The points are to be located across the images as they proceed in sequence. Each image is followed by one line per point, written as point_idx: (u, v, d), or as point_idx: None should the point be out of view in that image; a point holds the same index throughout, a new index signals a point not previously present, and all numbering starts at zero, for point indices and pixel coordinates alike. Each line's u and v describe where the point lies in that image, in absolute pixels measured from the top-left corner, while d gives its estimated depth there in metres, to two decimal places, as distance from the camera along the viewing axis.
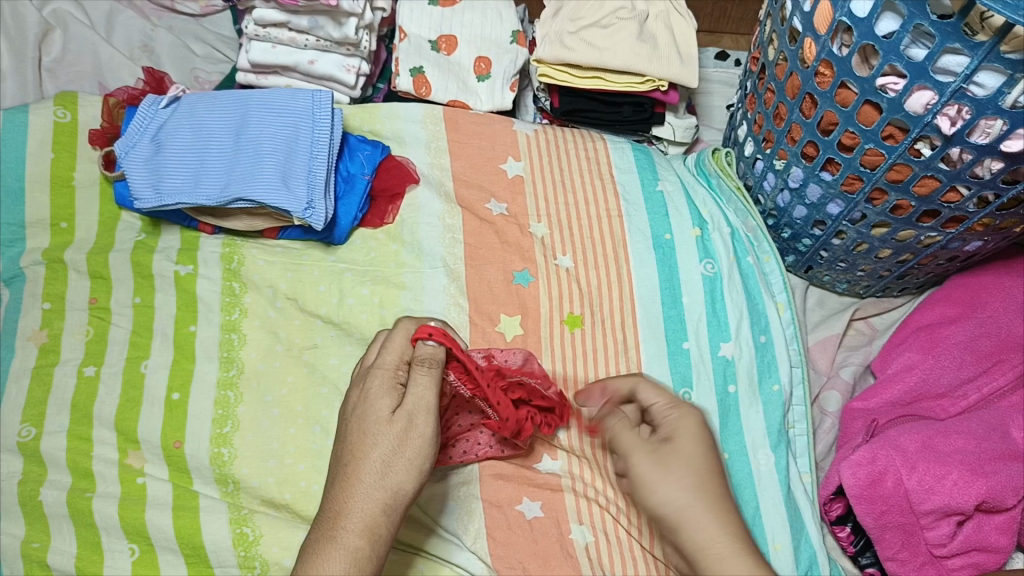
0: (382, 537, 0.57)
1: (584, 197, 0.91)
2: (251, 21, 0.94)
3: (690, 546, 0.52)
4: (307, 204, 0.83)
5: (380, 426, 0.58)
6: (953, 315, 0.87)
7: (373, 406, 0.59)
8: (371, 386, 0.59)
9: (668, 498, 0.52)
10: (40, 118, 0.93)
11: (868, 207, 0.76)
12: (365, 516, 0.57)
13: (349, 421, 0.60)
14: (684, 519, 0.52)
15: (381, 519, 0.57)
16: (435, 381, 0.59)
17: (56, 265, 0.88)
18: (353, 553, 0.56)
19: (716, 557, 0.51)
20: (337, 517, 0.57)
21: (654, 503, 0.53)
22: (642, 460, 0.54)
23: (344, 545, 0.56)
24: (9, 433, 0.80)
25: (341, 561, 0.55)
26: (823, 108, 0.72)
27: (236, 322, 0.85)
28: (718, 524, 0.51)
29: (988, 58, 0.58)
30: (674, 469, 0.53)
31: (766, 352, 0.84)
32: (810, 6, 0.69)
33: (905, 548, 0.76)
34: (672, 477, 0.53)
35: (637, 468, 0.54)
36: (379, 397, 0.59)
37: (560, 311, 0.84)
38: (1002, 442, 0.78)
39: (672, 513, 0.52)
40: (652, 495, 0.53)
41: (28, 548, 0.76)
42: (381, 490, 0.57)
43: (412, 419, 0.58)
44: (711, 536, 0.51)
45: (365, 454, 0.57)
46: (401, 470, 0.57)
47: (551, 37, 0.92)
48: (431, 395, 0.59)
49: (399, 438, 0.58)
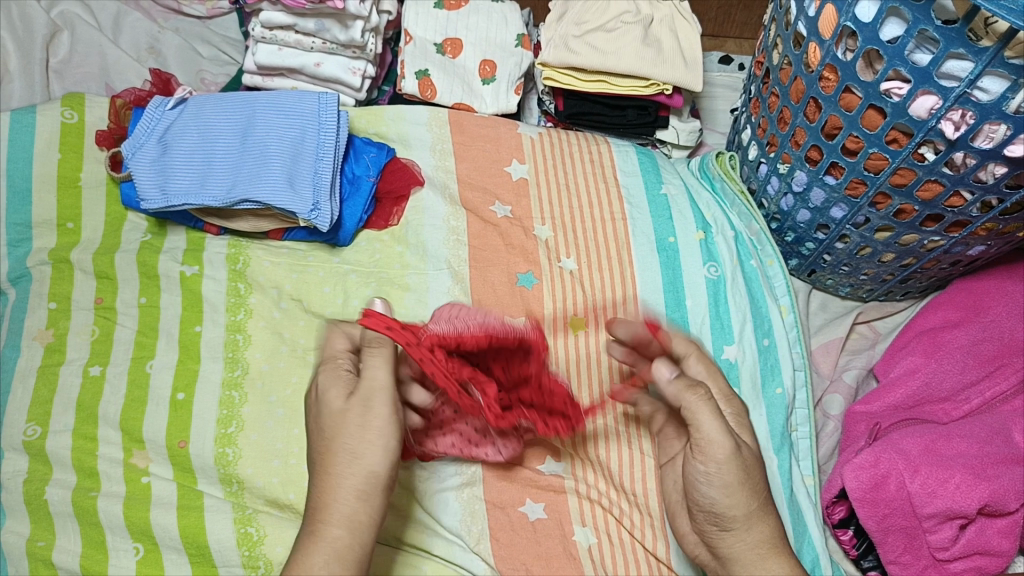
0: (361, 525, 0.60)
1: (588, 200, 0.91)
2: (257, 24, 0.95)
3: (737, 546, 0.60)
4: (314, 205, 0.83)
5: (334, 413, 0.61)
6: (956, 319, 0.87)
7: (327, 395, 0.62)
8: (323, 381, 0.63)
9: (742, 503, 0.59)
10: (47, 119, 0.93)
11: (872, 211, 0.76)
12: (340, 505, 0.60)
13: (314, 416, 0.63)
14: (744, 522, 0.60)
15: (357, 507, 0.60)
16: (388, 360, 0.61)
17: (63, 265, 0.88)
18: (332, 543, 0.59)
19: (761, 555, 0.60)
20: (317, 510, 0.60)
21: (726, 503, 0.59)
22: (730, 456, 0.58)
23: (325, 537, 0.59)
24: (15, 432, 0.80)
25: (323, 552, 0.59)
26: (827, 112, 0.72)
27: (242, 322, 0.85)
28: (767, 531, 0.60)
29: (993, 63, 0.59)
30: (752, 477, 0.60)
31: (769, 355, 0.84)
32: (815, 11, 0.69)
33: (907, 551, 0.77)
34: (749, 487, 0.59)
35: (724, 470, 0.58)
36: (331, 387, 0.62)
37: (563, 314, 0.85)
38: (1005, 446, 0.78)
39: (739, 516, 0.59)
40: (727, 498, 0.59)
41: (33, 547, 0.76)
42: (354, 478, 0.60)
43: (368, 401, 0.60)
44: (762, 540, 0.60)
45: (331, 444, 0.61)
46: (365, 455, 0.60)
47: (556, 40, 0.93)
48: (384, 373, 0.61)
49: (358, 424, 0.60)
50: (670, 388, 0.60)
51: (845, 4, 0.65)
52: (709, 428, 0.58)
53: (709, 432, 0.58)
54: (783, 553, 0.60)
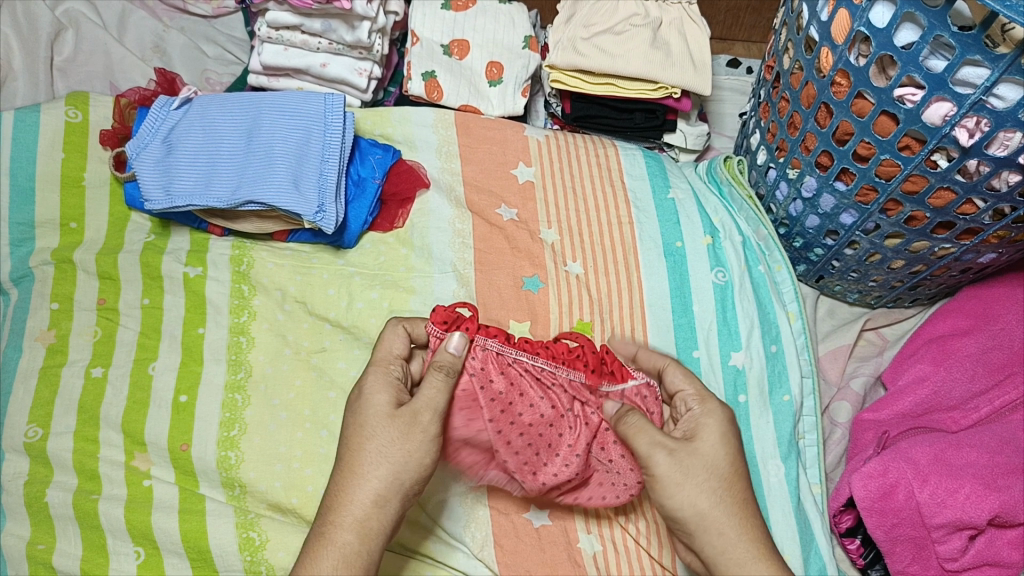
0: (373, 531, 0.60)
1: (595, 205, 0.91)
2: (263, 23, 0.94)
3: (708, 551, 0.60)
4: (319, 207, 0.82)
5: (381, 419, 0.61)
6: (966, 327, 0.87)
7: (373, 401, 0.62)
8: (368, 381, 0.63)
9: (689, 504, 0.59)
10: (51, 118, 0.92)
11: (883, 218, 0.76)
12: (353, 509, 0.60)
13: (349, 417, 0.63)
14: (700, 525, 0.60)
15: (372, 513, 0.60)
16: (448, 387, 0.62)
17: (65, 266, 0.87)
18: (342, 548, 0.59)
19: (735, 562, 0.60)
20: (331, 511, 0.60)
21: (672, 505, 0.60)
22: (664, 462, 0.60)
23: (336, 542, 0.59)
24: (16, 434, 0.80)
25: (332, 557, 0.58)
26: (839, 118, 0.71)
27: (245, 324, 0.84)
28: (731, 533, 0.60)
29: (1009, 70, 0.58)
30: (695, 476, 0.60)
31: (777, 362, 0.83)
32: (828, 16, 0.69)
33: (915, 562, 0.76)
34: (690, 487, 0.59)
35: (658, 473, 0.60)
36: (378, 391, 0.62)
37: (570, 318, 0.84)
38: (1017, 456, 0.77)
39: (690, 517, 0.60)
40: (670, 499, 0.60)
41: (33, 550, 0.76)
42: (376, 482, 0.60)
43: (416, 416, 0.61)
44: (728, 543, 0.60)
45: (367, 446, 0.61)
46: (398, 465, 0.60)
47: (564, 42, 0.92)
48: (442, 398, 0.61)
49: (400, 434, 0.60)
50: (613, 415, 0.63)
51: (859, 9, 0.64)
52: (640, 445, 0.60)
53: (640, 448, 0.61)
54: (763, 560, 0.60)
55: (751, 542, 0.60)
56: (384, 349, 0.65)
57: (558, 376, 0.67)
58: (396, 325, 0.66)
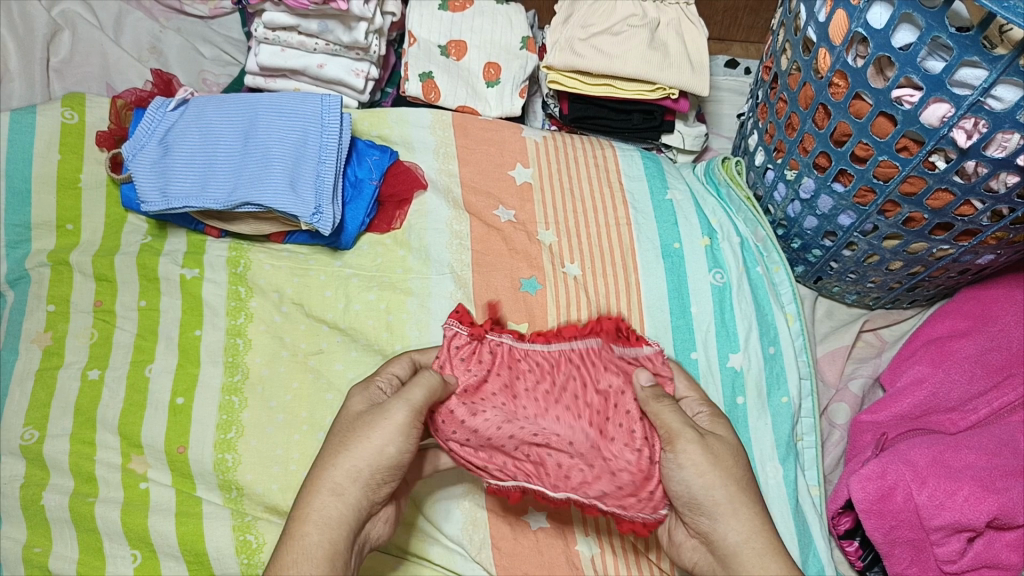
0: (337, 525, 0.57)
1: (593, 206, 0.90)
2: (260, 24, 0.94)
3: (732, 538, 0.57)
4: (315, 208, 0.82)
5: (350, 417, 0.61)
6: (964, 328, 0.86)
7: (349, 403, 0.62)
8: (352, 389, 0.63)
9: (720, 486, 0.58)
10: (48, 119, 0.92)
11: (881, 219, 0.75)
12: (316, 500, 0.57)
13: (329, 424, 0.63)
14: (728, 507, 0.58)
15: (331, 502, 0.57)
16: (427, 385, 0.60)
17: (62, 268, 0.87)
18: (301, 541, 0.56)
19: (756, 552, 0.57)
20: (297, 506, 0.58)
21: (701, 485, 0.58)
22: (696, 442, 0.58)
23: (296, 535, 0.56)
24: (12, 436, 0.80)
25: (291, 550, 0.56)
26: (836, 119, 0.71)
27: (242, 326, 0.84)
28: (755, 521, 0.58)
29: (1007, 72, 0.58)
30: (724, 462, 0.59)
31: (775, 363, 0.83)
32: (826, 16, 0.68)
33: (914, 563, 0.76)
34: (721, 471, 0.58)
35: (686, 453, 0.58)
36: (355, 395, 0.62)
37: (567, 319, 0.84)
38: (1015, 458, 0.77)
39: (721, 502, 0.58)
40: (698, 479, 0.58)
41: (29, 553, 0.76)
42: (338, 472, 0.58)
43: (381, 410, 0.59)
44: (754, 532, 0.57)
45: (334, 440, 0.60)
46: (358, 453, 0.58)
47: (562, 43, 0.91)
48: (418, 394, 0.59)
49: (364, 425, 0.59)
50: (651, 389, 0.61)
51: (857, 10, 0.64)
52: (672, 420, 0.59)
53: (670, 424, 0.59)
54: (783, 552, 0.57)
55: (771, 535, 0.57)
56: (386, 369, 0.65)
57: (577, 348, 0.65)
58: (403, 355, 0.67)
